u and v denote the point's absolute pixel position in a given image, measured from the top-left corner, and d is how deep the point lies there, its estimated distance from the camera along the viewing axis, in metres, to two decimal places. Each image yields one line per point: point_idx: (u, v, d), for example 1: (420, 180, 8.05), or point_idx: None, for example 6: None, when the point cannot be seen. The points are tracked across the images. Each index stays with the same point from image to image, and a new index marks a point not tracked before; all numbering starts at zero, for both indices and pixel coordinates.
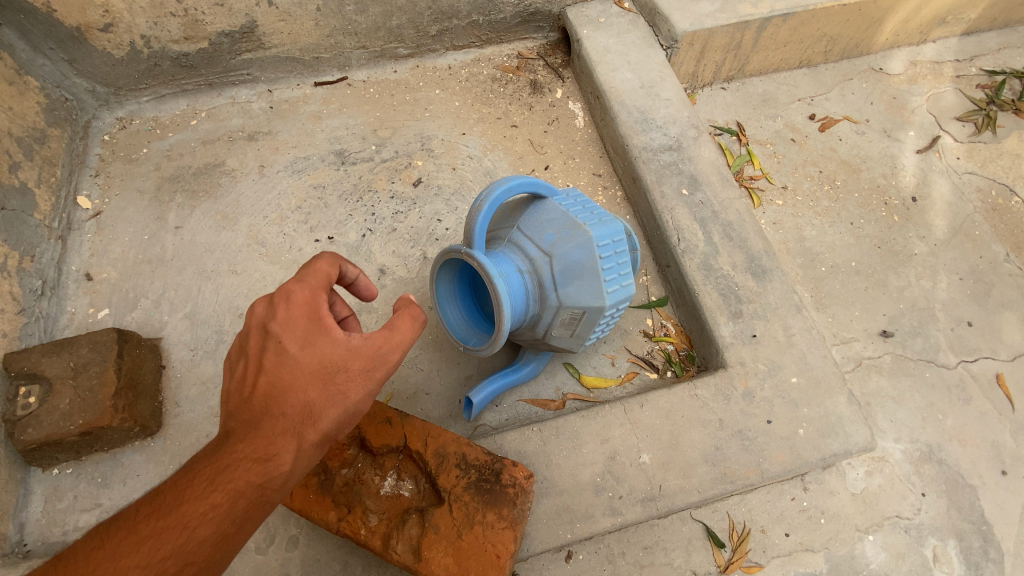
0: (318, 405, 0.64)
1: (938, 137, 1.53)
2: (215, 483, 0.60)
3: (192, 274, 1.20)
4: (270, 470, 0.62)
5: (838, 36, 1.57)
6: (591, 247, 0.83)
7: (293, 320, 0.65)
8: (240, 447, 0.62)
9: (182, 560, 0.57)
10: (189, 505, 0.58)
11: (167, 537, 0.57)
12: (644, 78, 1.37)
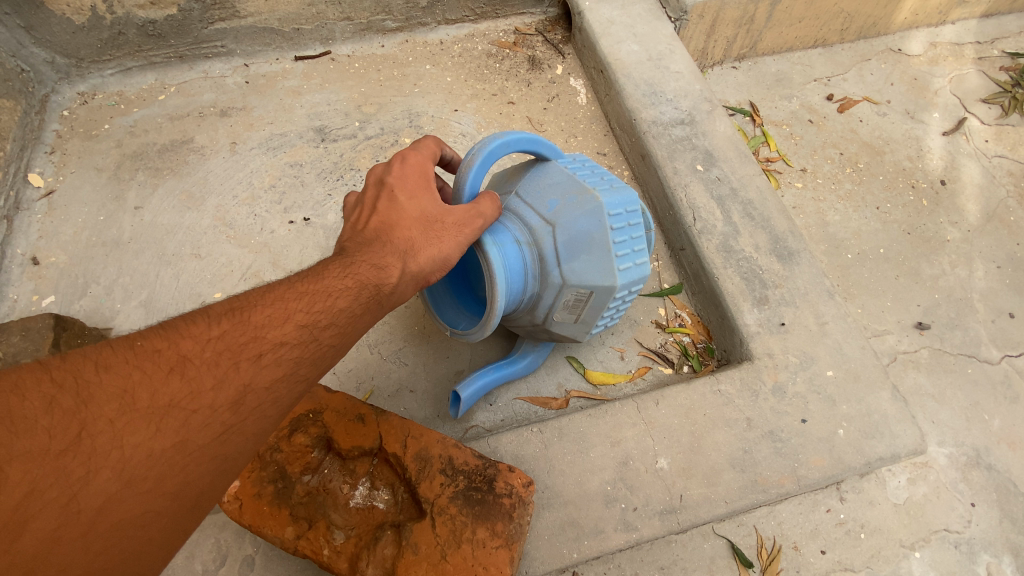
0: (425, 237, 0.62)
1: (964, 119, 1.43)
2: (340, 271, 0.56)
3: (151, 258, 1.07)
4: (386, 274, 0.58)
5: (855, 13, 1.48)
6: (602, 215, 0.71)
7: (410, 172, 0.65)
8: (366, 244, 0.60)
9: (316, 327, 0.53)
10: (327, 280, 0.55)
11: (307, 301, 0.53)
12: (652, 50, 1.26)
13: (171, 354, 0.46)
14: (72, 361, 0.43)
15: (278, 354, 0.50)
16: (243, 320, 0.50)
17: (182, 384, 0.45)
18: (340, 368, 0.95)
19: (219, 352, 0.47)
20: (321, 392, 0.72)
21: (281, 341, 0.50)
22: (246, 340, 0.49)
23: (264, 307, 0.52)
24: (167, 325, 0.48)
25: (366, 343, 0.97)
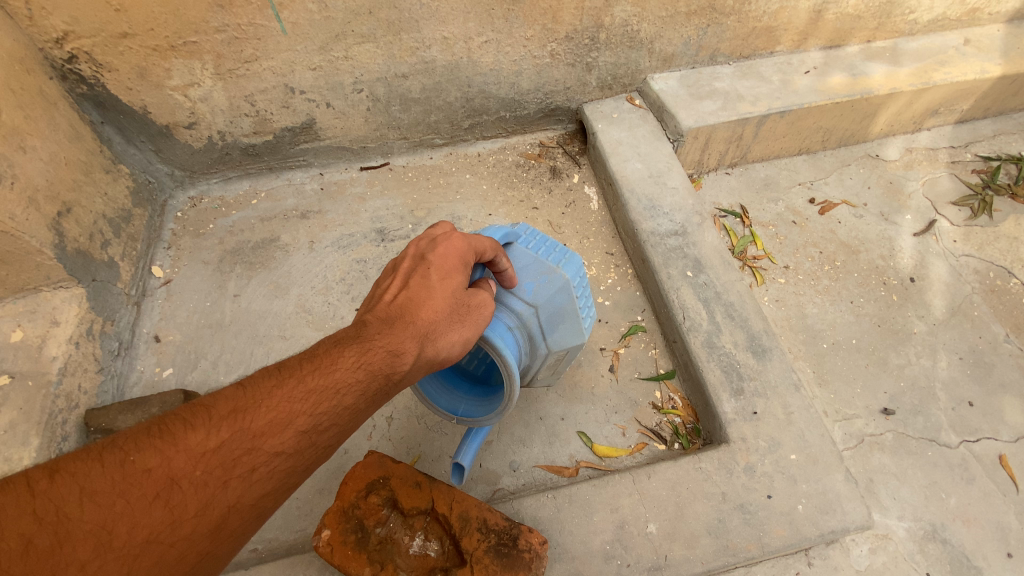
0: (450, 318, 0.78)
1: (935, 220, 1.62)
2: (357, 363, 0.70)
3: (247, 339, 1.35)
4: (398, 363, 0.73)
5: (834, 128, 1.72)
6: (568, 289, 0.95)
7: (447, 256, 0.81)
8: (382, 331, 0.74)
9: (310, 434, 0.67)
10: (330, 382, 0.69)
11: (307, 407, 0.67)
12: (652, 168, 1.54)
13: (162, 475, 0.58)
14: (60, 486, 0.55)
15: (268, 467, 0.64)
16: (238, 428, 0.63)
17: (164, 512, 0.58)
18: (394, 435, 1.21)
19: (211, 467, 0.61)
20: (388, 462, 0.96)
21: (273, 451, 0.64)
22: (238, 457, 0.62)
23: (260, 416, 0.65)
24: (168, 439, 0.61)
25: (415, 415, 1.23)
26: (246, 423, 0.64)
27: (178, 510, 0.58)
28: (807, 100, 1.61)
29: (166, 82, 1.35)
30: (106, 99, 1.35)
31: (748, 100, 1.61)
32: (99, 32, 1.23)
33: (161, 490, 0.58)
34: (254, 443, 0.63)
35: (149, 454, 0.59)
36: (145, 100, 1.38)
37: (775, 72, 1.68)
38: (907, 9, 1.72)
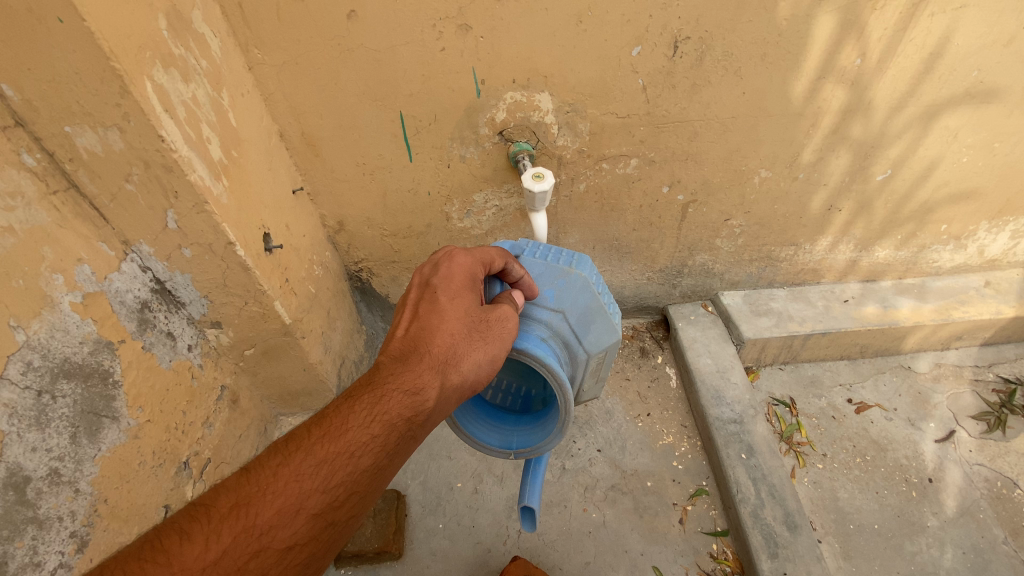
0: (461, 352, 1.08)
1: (954, 430, 2.02)
2: (363, 428, 0.98)
3: (426, 455, 2.01)
4: (405, 415, 1.02)
5: (869, 344, 2.22)
6: (588, 289, 1.26)
7: (449, 285, 1.14)
8: (392, 387, 1.03)
9: (316, 510, 0.93)
10: (332, 459, 0.95)
11: (309, 489, 0.93)
12: (720, 364, 2.10)
13: None
14: None
15: (275, 556, 0.89)
16: (247, 525, 0.88)
17: None
18: (522, 544, 1.77)
19: (218, 575, 0.84)
20: (529, 566, 1.53)
21: (282, 546, 0.90)
22: (240, 564, 0.86)
23: (261, 514, 0.89)
24: (175, 558, 0.82)
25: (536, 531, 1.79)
26: (259, 515, 0.89)
27: None
28: (843, 325, 2.15)
29: (405, 283, 2.16)
30: (367, 288, 2.17)
31: (796, 320, 2.18)
32: (381, 260, 2.05)
33: None
34: (267, 534, 0.89)
35: None
36: (388, 291, 2.20)
37: (820, 298, 2.26)
38: (929, 260, 2.25)
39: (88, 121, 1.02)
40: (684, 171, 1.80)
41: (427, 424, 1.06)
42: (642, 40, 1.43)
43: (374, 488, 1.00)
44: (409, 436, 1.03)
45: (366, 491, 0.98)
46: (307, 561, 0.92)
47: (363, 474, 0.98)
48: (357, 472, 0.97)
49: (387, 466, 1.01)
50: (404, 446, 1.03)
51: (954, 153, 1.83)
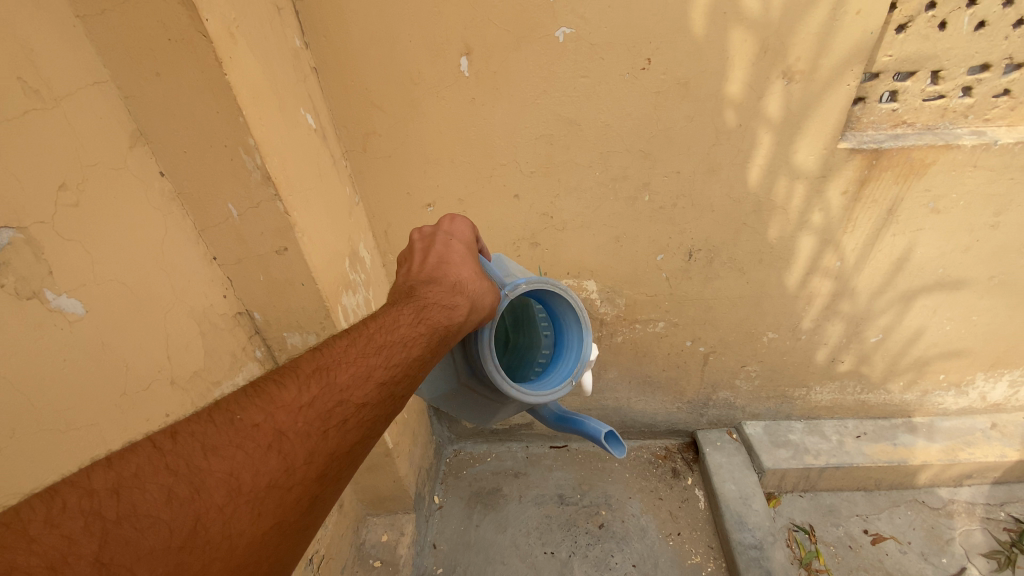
0: (485, 279, 1.05)
1: (966, 567, 2.21)
2: (420, 316, 0.92)
3: (483, 558, 2.29)
4: (455, 312, 0.95)
5: (882, 478, 2.47)
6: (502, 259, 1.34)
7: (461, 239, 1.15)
8: (431, 294, 0.98)
9: (391, 379, 0.84)
10: (400, 335, 0.88)
11: (382, 359, 0.84)
12: (742, 490, 2.40)
13: (269, 430, 0.72)
14: (181, 443, 0.67)
15: (356, 414, 0.79)
16: (328, 381, 0.79)
17: (276, 461, 0.71)
18: None
19: (309, 418, 0.75)
20: None
21: (362, 401, 0.80)
22: (331, 409, 0.77)
23: (341, 372, 0.80)
24: (268, 396, 0.75)
25: None
26: (335, 372, 0.80)
27: (290, 458, 0.72)
28: (855, 460, 2.42)
29: None
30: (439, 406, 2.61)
31: (811, 452, 2.47)
32: None
33: (271, 443, 0.71)
34: (344, 394, 0.79)
35: (254, 411, 0.73)
36: None
37: (834, 432, 2.56)
38: (934, 401, 2.53)
39: (298, 330, 1.57)
40: (703, 330, 2.23)
41: (468, 330, 0.99)
42: (664, 250, 1.95)
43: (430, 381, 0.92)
44: (455, 338, 0.96)
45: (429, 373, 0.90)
46: (380, 428, 0.82)
47: (422, 358, 0.89)
48: (413, 356, 0.88)
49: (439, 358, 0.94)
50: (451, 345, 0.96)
51: (938, 323, 2.20)
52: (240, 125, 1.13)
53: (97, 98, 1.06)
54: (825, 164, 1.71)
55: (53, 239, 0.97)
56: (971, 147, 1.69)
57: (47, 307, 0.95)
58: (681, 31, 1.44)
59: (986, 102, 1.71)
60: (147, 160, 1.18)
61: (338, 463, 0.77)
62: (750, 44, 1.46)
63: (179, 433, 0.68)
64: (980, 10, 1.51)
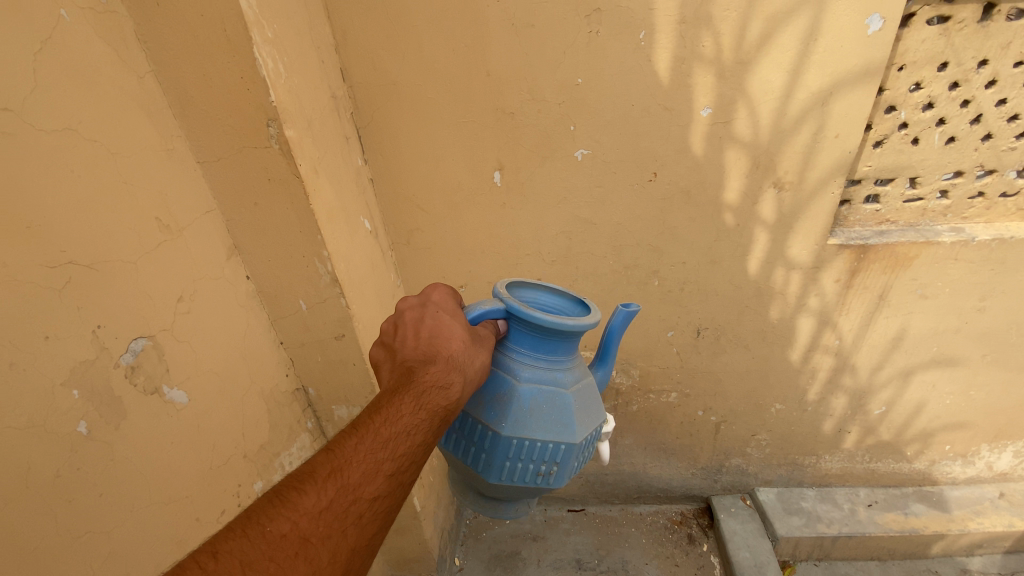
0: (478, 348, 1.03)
1: None
2: (419, 405, 0.92)
3: None
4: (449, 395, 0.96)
5: (895, 548, 2.50)
6: None
7: (438, 305, 1.07)
8: (427, 376, 0.94)
9: (398, 469, 0.88)
10: (402, 426, 0.89)
11: (387, 451, 0.87)
12: (757, 558, 2.44)
13: (296, 537, 0.76)
14: (220, 561, 0.71)
15: (369, 508, 0.84)
16: (343, 482, 0.82)
17: (306, 566, 0.75)
18: None
19: (330, 520, 0.79)
20: None
21: (373, 496, 0.84)
22: (347, 507, 0.81)
23: (352, 470, 0.83)
24: (291, 503, 0.78)
25: None
26: (347, 473, 0.83)
27: (317, 560, 0.77)
28: (867, 529, 2.47)
29: None
30: None
31: (824, 520, 2.53)
32: None
33: (299, 549, 0.75)
34: (357, 492, 0.83)
35: (281, 521, 0.76)
36: None
37: (845, 500, 2.62)
38: (943, 471, 2.60)
39: (346, 403, 1.75)
40: (714, 401, 2.37)
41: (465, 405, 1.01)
42: (674, 328, 2.13)
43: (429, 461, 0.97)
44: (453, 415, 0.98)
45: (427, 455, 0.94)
46: (389, 514, 0.88)
47: (425, 442, 0.92)
48: (417, 441, 0.91)
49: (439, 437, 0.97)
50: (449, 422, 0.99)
51: (937, 397, 2.32)
52: (317, 241, 1.37)
53: (208, 223, 1.31)
54: (817, 257, 1.91)
55: (170, 342, 1.19)
56: (951, 243, 1.88)
57: (162, 400, 1.16)
58: (682, 151, 1.69)
59: (962, 203, 1.90)
60: (238, 267, 1.42)
61: (358, 555, 0.82)
62: (743, 161, 1.70)
63: (216, 551, 0.71)
64: (949, 128, 1.74)
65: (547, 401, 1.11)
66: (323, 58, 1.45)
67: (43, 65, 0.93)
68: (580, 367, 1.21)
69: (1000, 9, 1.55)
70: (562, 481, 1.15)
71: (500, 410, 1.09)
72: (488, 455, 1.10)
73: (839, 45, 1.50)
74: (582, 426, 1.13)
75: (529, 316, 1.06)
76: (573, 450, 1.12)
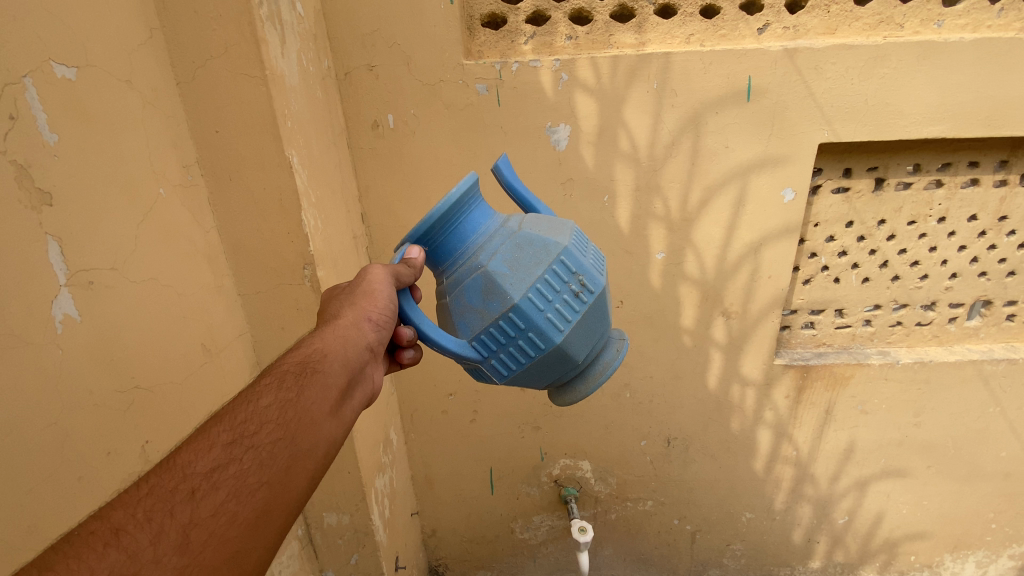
0: (344, 304, 1.12)
1: None
2: (268, 382, 0.96)
3: None
4: (305, 365, 1.00)
5: None
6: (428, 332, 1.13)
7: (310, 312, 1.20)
8: (285, 361, 1.02)
9: (240, 440, 0.85)
10: (242, 405, 0.90)
11: (225, 428, 0.86)
12: None
13: (104, 529, 0.70)
14: None
15: (204, 482, 0.78)
16: (170, 466, 0.79)
17: (116, 553, 0.68)
18: None
19: (152, 503, 0.74)
20: None
21: (206, 467, 0.79)
22: (174, 488, 0.76)
23: (180, 456, 0.81)
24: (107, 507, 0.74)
25: None
26: (174, 456, 0.81)
27: (135, 544, 0.69)
28: None
29: None
30: None
31: None
32: (457, 558, 2.62)
33: (111, 538, 0.69)
34: (188, 470, 0.79)
35: (89, 524, 0.71)
36: None
37: None
38: None
39: (337, 510, 1.85)
40: (688, 510, 2.48)
41: (334, 362, 1.03)
42: (646, 437, 2.31)
43: (302, 425, 0.92)
44: (315, 373, 0.99)
45: (285, 420, 0.91)
46: (244, 482, 0.81)
47: (275, 406, 0.91)
48: (263, 407, 0.91)
49: (307, 399, 0.95)
50: (317, 383, 0.98)
51: (894, 506, 2.47)
52: None
53: (239, 346, 1.54)
54: (766, 375, 2.17)
55: None
56: (879, 365, 2.16)
57: None
58: (643, 284, 2.01)
59: (885, 330, 2.22)
60: None
61: (201, 530, 0.74)
62: (695, 294, 2.02)
63: None
64: (863, 270, 2.11)
65: (513, 251, 1.13)
66: (349, 209, 1.77)
67: (143, 232, 1.21)
68: (513, 215, 1.25)
69: (888, 183, 1.98)
70: (598, 279, 1.15)
71: (496, 295, 1.10)
72: (535, 329, 1.09)
73: (762, 209, 1.89)
74: (557, 233, 1.16)
75: (426, 219, 1.12)
76: (573, 249, 1.13)
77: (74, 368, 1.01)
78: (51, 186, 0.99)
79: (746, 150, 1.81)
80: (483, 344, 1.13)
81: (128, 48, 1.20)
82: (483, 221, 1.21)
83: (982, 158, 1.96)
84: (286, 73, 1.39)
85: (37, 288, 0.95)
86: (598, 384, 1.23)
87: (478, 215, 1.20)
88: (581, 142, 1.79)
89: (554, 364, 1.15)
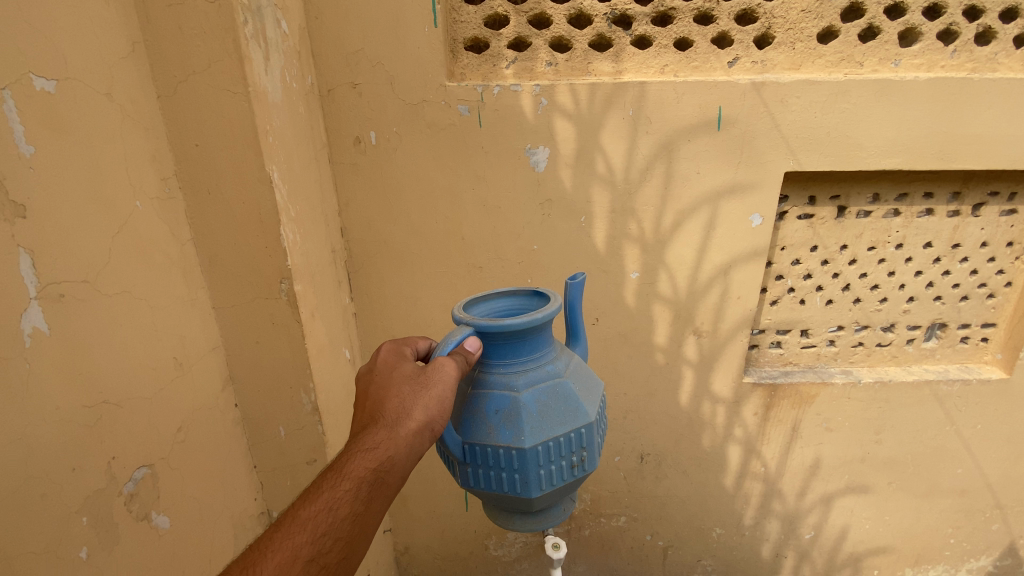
0: (420, 397, 1.12)
1: None
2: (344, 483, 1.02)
3: None
4: (376, 466, 1.05)
5: None
6: None
7: (383, 366, 1.21)
8: (358, 449, 1.06)
9: (316, 555, 0.96)
10: (319, 511, 0.99)
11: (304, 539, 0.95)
12: None
13: None
14: None
15: None
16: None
17: None
18: None
19: None
20: None
21: None
22: None
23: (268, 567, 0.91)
24: None
25: None
26: (263, 562, 0.91)
27: None
28: None
29: None
30: None
31: None
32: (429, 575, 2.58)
33: None
34: None
35: None
36: None
37: None
38: None
39: None
40: (660, 525, 2.51)
41: (399, 471, 1.08)
42: (620, 452, 2.34)
43: (363, 535, 1.03)
44: (383, 481, 1.06)
45: (353, 530, 1.01)
46: None
47: (347, 520, 1.00)
48: (338, 520, 1.00)
49: (370, 510, 1.05)
50: (382, 492, 1.06)
51: (858, 522, 2.55)
52: (306, 374, 1.59)
53: (212, 360, 1.52)
54: (736, 393, 2.24)
55: (165, 470, 1.32)
56: (842, 383, 2.25)
57: (149, 525, 1.26)
58: (618, 303, 2.06)
59: (847, 350, 2.31)
60: (229, 396, 1.60)
61: None
62: (667, 314, 2.08)
63: None
64: (827, 292, 2.20)
65: (549, 399, 1.22)
66: (328, 223, 1.78)
67: (118, 244, 1.20)
68: (563, 353, 1.34)
69: (850, 210, 2.08)
70: (593, 459, 1.28)
71: (513, 427, 1.19)
72: (523, 474, 1.20)
73: (731, 232, 1.96)
74: (589, 402, 1.27)
75: (504, 329, 1.18)
76: (593, 426, 1.26)
77: (41, 385, 1.00)
78: (25, 198, 0.98)
79: (716, 176, 1.88)
80: (474, 453, 1.23)
81: (110, 61, 1.20)
82: (540, 348, 1.29)
83: (936, 189, 2.08)
84: (270, 90, 1.41)
85: (6, 299, 0.94)
86: (536, 530, 1.36)
87: (540, 341, 1.28)
88: (560, 164, 1.84)
89: (515, 501, 1.27)
